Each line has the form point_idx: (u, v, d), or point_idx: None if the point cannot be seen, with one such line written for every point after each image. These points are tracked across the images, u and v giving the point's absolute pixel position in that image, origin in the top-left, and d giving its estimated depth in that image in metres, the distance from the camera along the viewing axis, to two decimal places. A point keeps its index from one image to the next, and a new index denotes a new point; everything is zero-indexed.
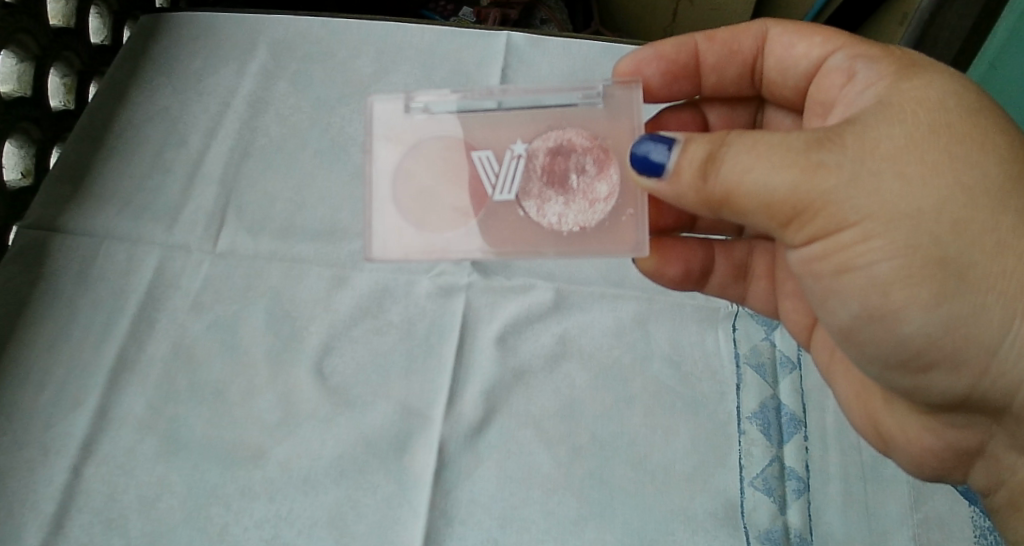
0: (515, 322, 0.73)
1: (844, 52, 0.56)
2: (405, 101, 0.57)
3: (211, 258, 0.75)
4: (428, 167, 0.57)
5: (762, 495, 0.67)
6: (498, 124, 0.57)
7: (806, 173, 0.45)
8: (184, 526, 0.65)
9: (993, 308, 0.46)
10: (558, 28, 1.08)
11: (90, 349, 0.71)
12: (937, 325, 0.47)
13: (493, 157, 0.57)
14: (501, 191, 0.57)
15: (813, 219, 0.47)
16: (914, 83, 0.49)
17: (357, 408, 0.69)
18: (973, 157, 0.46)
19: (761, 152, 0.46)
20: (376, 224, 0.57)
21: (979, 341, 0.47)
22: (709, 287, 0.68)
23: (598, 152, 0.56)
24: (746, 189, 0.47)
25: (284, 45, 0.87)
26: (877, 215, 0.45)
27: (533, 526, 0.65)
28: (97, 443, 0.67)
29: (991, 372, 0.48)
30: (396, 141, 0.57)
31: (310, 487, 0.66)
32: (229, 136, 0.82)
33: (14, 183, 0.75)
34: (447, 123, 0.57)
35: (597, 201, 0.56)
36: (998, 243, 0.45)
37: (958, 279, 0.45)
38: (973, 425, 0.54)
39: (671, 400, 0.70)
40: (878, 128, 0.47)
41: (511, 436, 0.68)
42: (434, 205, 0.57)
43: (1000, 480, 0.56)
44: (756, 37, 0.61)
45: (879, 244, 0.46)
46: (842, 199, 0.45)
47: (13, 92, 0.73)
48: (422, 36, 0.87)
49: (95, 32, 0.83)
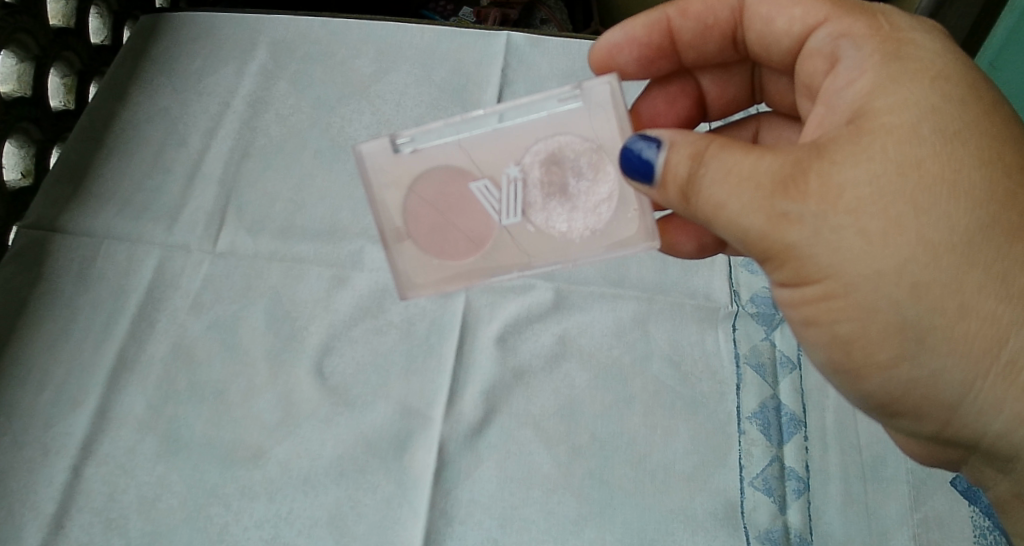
0: (515, 322, 0.73)
1: (827, 29, 0.54)
2: (389, 140, 0.55)
3: (211, 257, 0.75)
4: (433, 202, 0.55)
5: (762, 495, 0.67)
6: (487, 146, 0.55)
7: (770, 225, 0.46)
8: (184, 526, 0.65)
9: (952, 370, 0.46)
10: (558, 28, 1.09)
11: (90, 349, 0.71)
12: (896, 385, 0.48)
13: (492, 183, 0.55)
14: (508, 213, 0.55)
15: (782, 264, 0.48)
16: (890, 99, 0.47)
17: (358, 408, 0.69)
18: (943, 208, 0.45)
19: (732, 192, 0.46)
20: (398, 270, 0.55)
21: (938, 398, 0.48)
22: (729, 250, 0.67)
23: (592, 154, 0.54)
24: (721, 222, 0.47)
25: (284, 45, 0.87)
26: (838, 275, 0.46)
27: (533, 527, 0.65)
28: (97, 443, 0.67)
29: (955, 425, 0.49)
30: (394, 184, 0.55)
31: (311, 487, 0.66)
32: (229, 136, 0.82)
33: (14, 183, 0.75)
34: (438, 155, 0.55)
35: (600, 204, 0.55)
36: (960, 306, 0.45)
37: (917, 341, 0.46)
38: (951, 451, 0.54)
39: (671, 400, 0.70)
40: (846, 169, 0.45)
41: (511, 436, 0.68)
42: (448, 240, 0.55)
43: (987, 486, 0.55)
44: (730, 8, 0.59)
45: (840, 303, 0.47)
46: (806, 254, 0.46)
47: (13, 92, 0.73)
48: (422, 36, 0.87)
49: (95, 32, 0.83)
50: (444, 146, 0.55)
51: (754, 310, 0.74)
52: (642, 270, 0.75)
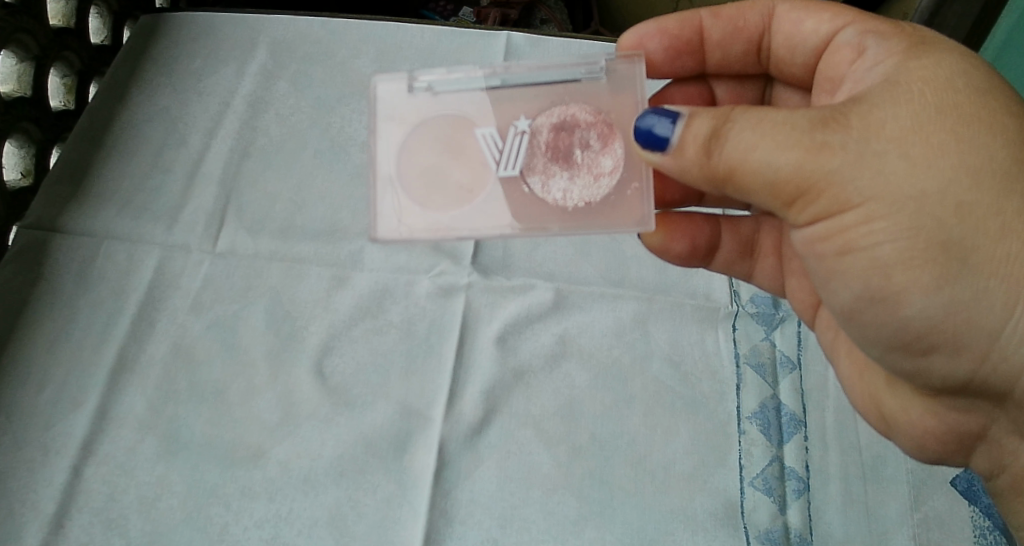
0: (515, 322, 0.73)
1: (855, 27, 0.55)
2: (406, 81, 0.58)
3: (211, 257, 0.75)
4: (432, 145, 0.57)
5: (762, 495, 0.67)
6: (501, 101, 0.57)
7: (807, 156, 0.46)
8: (184, 526, 0.65)
9: (995, 292, 0.46)
10: (558, 28, 1.09)
11: (90, 349, 0.71)
12: (937, 309, 0.47)
13: (497, 134, 0.57)
14: (505, 167, 0.57)
15: (817, 199, 0.47)
16: (922, 62, 0.49)
17: (357, 408, 0.69)
18: (980, 140, 0.46)
19: (766, 131, 0.46)
20: (381, 202, 0.56)
21: (980, 325, 0.47)
22: (715, 264, 0.68)
23: (602, 126, 0.57)
24: (751, 165, 0.47)
25: (284, 45, 0.87)
26: (879, 199, 0.46)
27: (533, 527, 0.65)
28: (97, 443, 0.67)
29: (993, 358, 0.48)
30: (400, 121, 0.58)
31: (310, 487, 0.66)
32: (229, 136, 0.82)
33: (14, 183, 0.75)
34: (450, 102, 0.58)
35: (601, 176, 0.57)
36: (1001, 227, 0.45)
37: (959, 262, 0.46)
38: (975, 409, 0.54)
39: (671, 400, 0.70)
40: (884, 109, 0.47)
41: (511, 436, 0.68)
42: (439, 183, 0.57)
43: (1003, 465, 0.56)
44: (762, 14, 0.61)
45: (881, 226, 0.46)
46: (845, 181, 0.46)
47: (13, 92, 0.73)
48: (421, 35, 0.87)
49: (95, 32, 0.83)
50: (460, 94, 0.58)
51: (754, 310, 0.74)
52: (642, 270, 0.75)
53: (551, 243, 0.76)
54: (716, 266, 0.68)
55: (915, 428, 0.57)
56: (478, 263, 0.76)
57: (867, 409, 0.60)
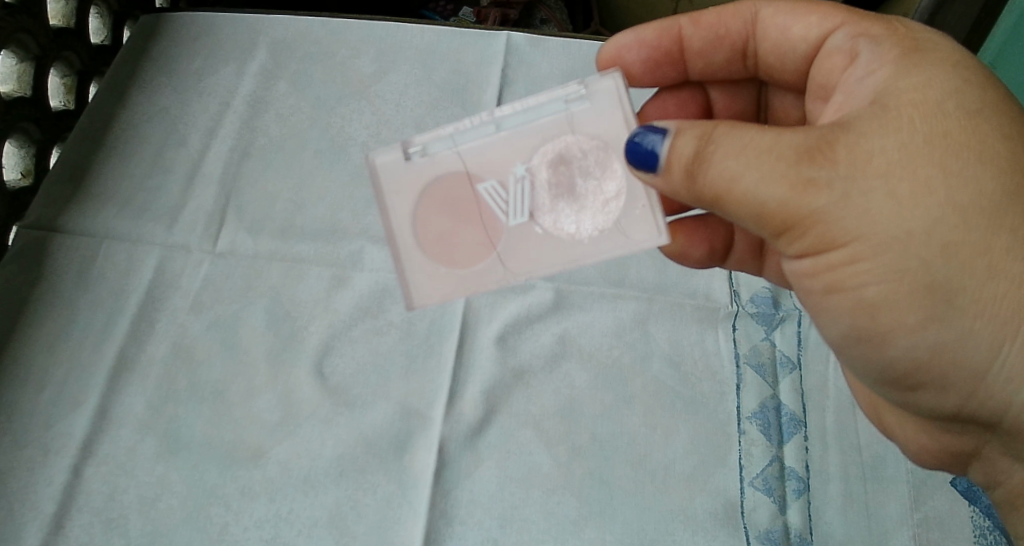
0: (515, 322, 0.73)
1: (846, 31, 0.55)
2: (400, 150, 0.55)
3: (211, 257, 0.75)
4: (442, 209, 0.55)
5: (762, 495, 0.67)
6: (495, 148, 0.55)
7: (794, 193, 0.46)
8: (183, 526, 0.65)
9: (980, 334, 0.47)
10: (558, 28, 1.09)
11: (90, 349, 0.71)
12: (922, 348, 0.48)
13: (499, 184, 0.55)
14: (515, 214, 0.55)
15: (805, 234, 0.47)
16: (912, 81, 0.49)
17: (357, 408, 0.69)
18: (969, 173, 0.46)
19: (750, 161, 0.46)
20: (408, 277, 0.55)
21: (965, 365, 0.48)
22: (729, 263, 0.68)
23: (599, 151, 0.55)
24: (737, 195, 0.47)
25: (284, 45, 0.87)
26: (866, 238, 0.46)
27: (532, 526, 0.65)
28: (97, 443, 0.67)
29: (979, 395, 0.49)
30: (405, 192, 0.55)
31: (310, 487, 0.66)
32: (229, 136, 0.82)
33: (14, 183, 0.75)
34: (448, 161, 0.55)
35: (608, 202, 0.55)
36: (988, 267, 0.46)
37: (945, 303, 0.46)
38: (969, 433, 0.54)
39: (671, 400, 0.70)
40: (873, 139, 0.46)
41: (511, 436, 0.68)
42: (457, 244, 0.55)
43: (998, 481, 0.56)
44: (744, 21, 0.60)
45: (867, 267, 0.47)
46: (832, 220, 0.46)
47: (13, 92, 0.73)
48: (421, 35, 0.87)
49: (95, 32, 0.83)
50: (451, 151, 0.55)
51: (754, 310, 0.74)
52: (642, 269, 0.75)
53: None
54: (728, 265, 0.68)
55: (915, 439, 0.58)
56: None
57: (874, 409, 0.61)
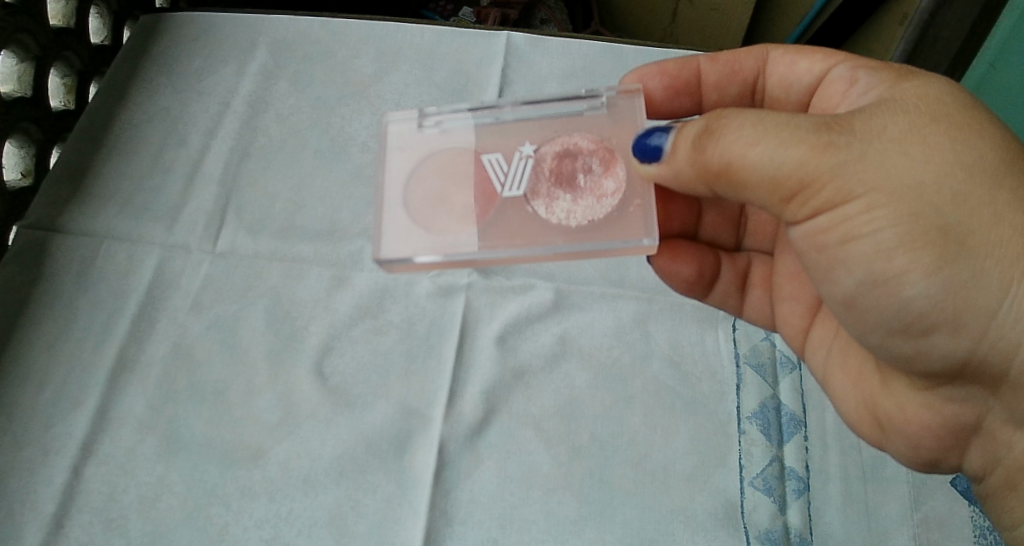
0: (515, 322, 0.73)
1: (845, 63, 0.60)
2: (419, 119, 0.60)
3: (211, 257, 0.75)
4: (440, 173, 0.59)
5: (761, 495, 0.67)
6: (508, 133, 0.60)
7: (807, 154, 0.48)
8: (183, 526, 0.64)
9: (993, 274, 0.47)
10: (558, 28, 1.09)
11: (90, 349, 0.71)
12: (937, 293, 0.48)
13: (502, 159, 0.59)
14: (509, 188, 0.58)
15: (818, 194, 0.49)
16: (913, 84, 0.52)
17: (357, 408, 0.69)
18: (974, 138, 0.48)
19: (766, 128, 0.48)
20: (387, 225, 0.57)
21: (979, 307, 0.48)
22: (712, 298, 0.69)
23: (603, 153, 0.58)
24: (751, 159, 0.49)
25: (284, 44, 0.87)
26: (878, 191, 0.47)
27: (532, 527, 0.65)
28: (97, 443, 0.67)
29: (990, 345, 0.50)
30: (412, 154, 0.59)
31: (310, 487, 0.66)
32: (229, 136, 0.82)
33: (14, 183, 0.75)
34: (461, 136, 0.60)
35: (604, 197, 0.57)
36: (996, 216, 0.47)
37: (957, 247, 0.47)
38: (970, 398, 0.55)
39: (671, 400, 0.70)
40: (881, 115, 0.49)
41: (511, 436, 0.68)
42: (444, 206, 0.58)
43: (998, 457, 0.56)
44: (757, 59, 0.65)
45: (880, 217, 0.48)
46: (845, 176, 0.48)
47: (13, 93, 0.74)
48: (421, 35, 0.87)
49: (95, 32, 0.83)
50: (470, 127, 0.60)
51: None
52: (643, 270, 0.75)
53: None
54: (712, 299, 0.69)
55: (912, 426, 0.58)
56: None
57: (861, 423, 0.61)
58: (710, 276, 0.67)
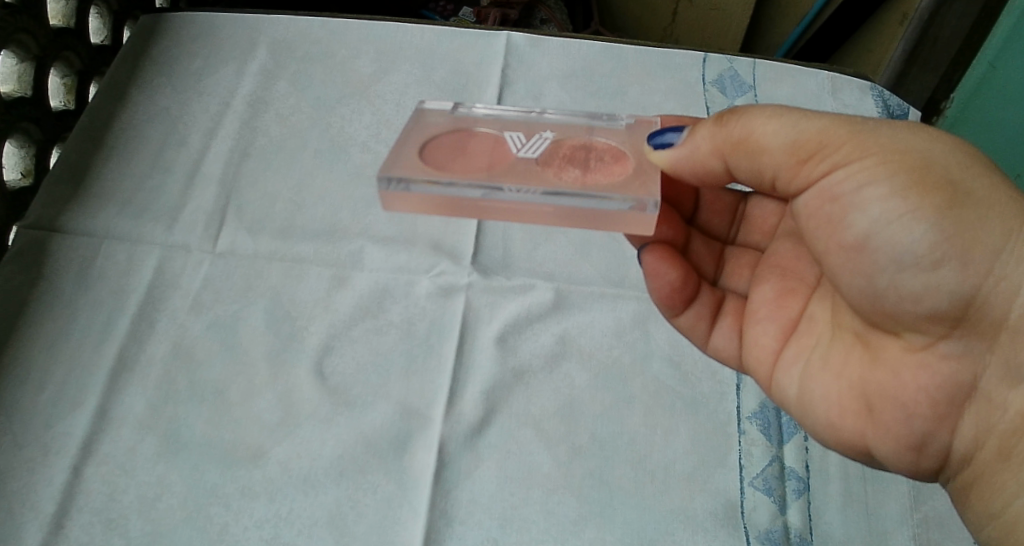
0: (515, 322, 0.73)
1: None
2: (454, 107, 0.65)
3: (211, 257, 0.75)
4: (461, 140, 0.62)
5: (762, 495, 0.66)
6: (532, 125, 0.64)
7: (822, 122, 0.55)
8: (184, 527, 0.63)
9: (993, 220, 0.51)
10: (559, 28, 1.10)
11: (90, 349, 0.70)
12: (942, 229, 0.51)
13: (522, 136, 0.62)
14: (523, 152, 0.61)
15: (830, 154, 0.55)
16: None
17: (357, 408, 0.69)
18: None
19: (785, 108, 0.57)
20: (398, 157, 0.59)
21: (981, 245, 0.51)
22: (683, 317, 0.68)
23: (616, 150, 0.62)
24: (769, 128, 0.56)
25: (284, 44, 0.88)
26: (889, 149, 0.53)
27: (533, 527, 0.64)
28: (97, 443, 0.67)
29: (991, 292, 0.52)
30: (438, 126, 0.63)
31: (310, 487, 0.65)
32: (229, 136, 0.82)
33: (14, 183, 0.76)
34: (488, 123, 0.64)
35: (614, 174, 0.59)
36: (993, 181, 0.52)
37: (961, 195, 0.51)
38: (968, 357, 0.54)
39: (671, 400, 0.70)
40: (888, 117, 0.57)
41: (511, 436, 0.68)
42: (457, 158, 0.60)
43: (993, 423, 0.55)
44: None
45: (889, 167, 0.52)
46: (857, 137, 0.54)
47: (13, 92, 0.74)
48: (421, 36, 0.89)
49: (95, 32, 0.84)
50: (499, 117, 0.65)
51: None
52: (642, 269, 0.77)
53: (551, 244, 0.78)
54: (681, 322, 0.68)
55: (908, 392, 0.56)
56: (478, 263, 0.77)
57: (844, 413, 0.59)
58: (688, 294, 0.66)
